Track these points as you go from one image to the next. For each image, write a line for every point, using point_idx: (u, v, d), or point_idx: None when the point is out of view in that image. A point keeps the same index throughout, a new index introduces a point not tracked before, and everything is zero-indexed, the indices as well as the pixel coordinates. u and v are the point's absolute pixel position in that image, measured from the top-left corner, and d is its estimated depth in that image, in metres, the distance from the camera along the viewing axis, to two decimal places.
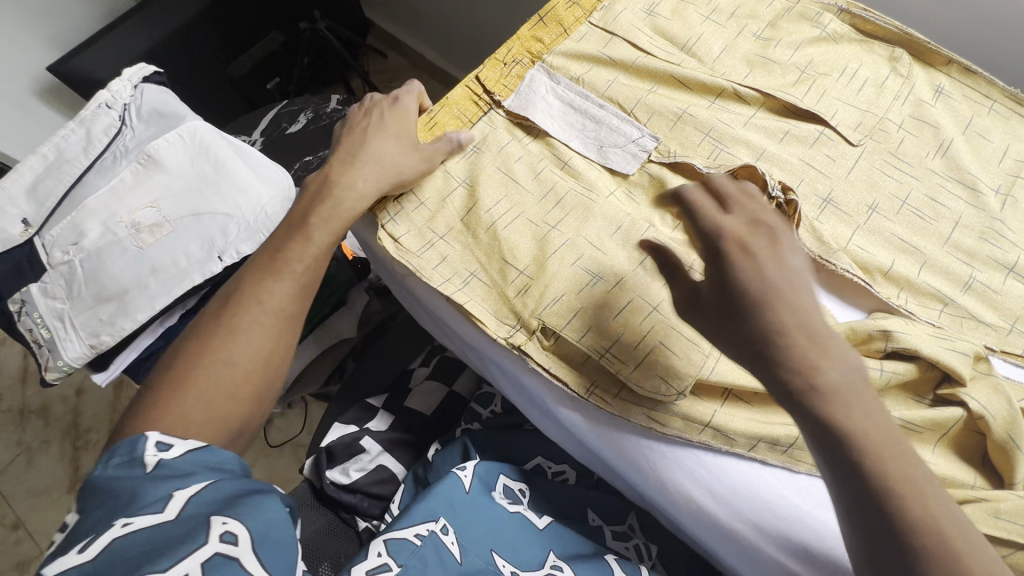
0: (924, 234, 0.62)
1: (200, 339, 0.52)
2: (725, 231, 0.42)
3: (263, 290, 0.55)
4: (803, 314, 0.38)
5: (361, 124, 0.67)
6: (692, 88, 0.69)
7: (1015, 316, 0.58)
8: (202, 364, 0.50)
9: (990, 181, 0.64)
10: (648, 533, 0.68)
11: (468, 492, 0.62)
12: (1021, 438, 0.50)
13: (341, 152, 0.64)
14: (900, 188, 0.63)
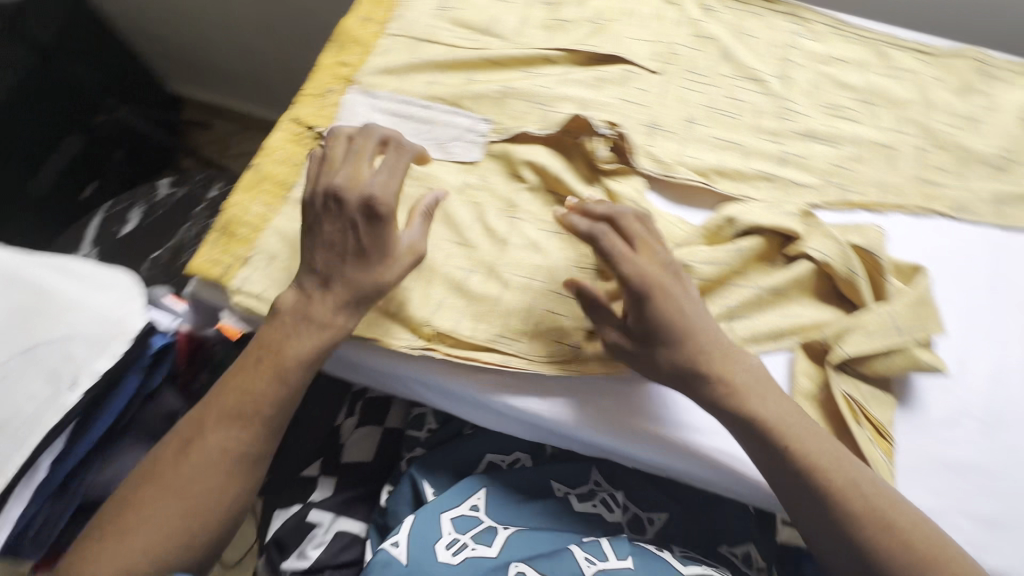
0: (736, 129, 0.70)
1: (152, 470, 0.53)
2: (647, 273, 0.53)
3: (210, 439, 0.54)
4: (715, 337, 0.54)
5: (334, 246, 0.57)
6: (504, 65, 0.72)
7: (825, 172, 0.67)
8: (143, 504, 0.52)
9: (770, 70, 0.73)
10: (613, 482, 0.71)
11: (405, 563, 0.58)
12: (857, 268, 0.59)
13: (297, 300, 0.56)
14: (704, 98, 0.71)
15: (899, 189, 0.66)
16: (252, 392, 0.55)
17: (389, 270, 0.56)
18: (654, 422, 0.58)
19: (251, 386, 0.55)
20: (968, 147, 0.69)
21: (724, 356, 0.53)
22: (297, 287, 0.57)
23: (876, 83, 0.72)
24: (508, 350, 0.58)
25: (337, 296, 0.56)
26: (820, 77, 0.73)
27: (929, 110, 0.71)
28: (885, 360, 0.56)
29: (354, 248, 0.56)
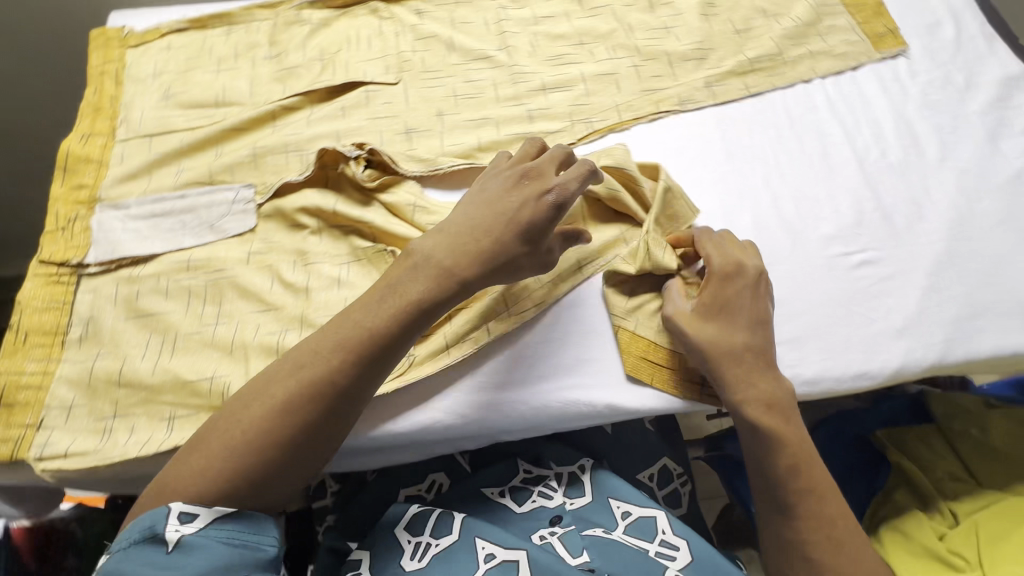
0: (483, 107, 0.75)
1: (288, 367, 0.52)
2: (704, 297, 0.61)
3: (334, 366, 0.51)
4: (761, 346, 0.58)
5: (499, 208, 0.57)
6: (248, 128, 0.72)
7: (569, 114, 0.74)
8: (253, 422, 0.49)
9: (492, 45, 0.80)
10: (539, 462, 0.75)
11: None
12: (614, 185, 0.66)
13: (458, 241, 0.56)
14: (445, 90, 0.76)
15: (631, 105, 0.75)
16: (388, 320, 0.53)
17: (514, 275, 0.57)
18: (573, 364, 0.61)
19: (396, 300, 0.54)
20: (670, 50, 0.79)
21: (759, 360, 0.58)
22: (493, 234, 0.56)
23: (581, 26, 0.81)
24: None
25: (491, 255, 0.56)
26: (535, 37, 0.80)
27: (630, 32, 0.81)
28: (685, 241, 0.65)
29: (532, 241, 0.56)
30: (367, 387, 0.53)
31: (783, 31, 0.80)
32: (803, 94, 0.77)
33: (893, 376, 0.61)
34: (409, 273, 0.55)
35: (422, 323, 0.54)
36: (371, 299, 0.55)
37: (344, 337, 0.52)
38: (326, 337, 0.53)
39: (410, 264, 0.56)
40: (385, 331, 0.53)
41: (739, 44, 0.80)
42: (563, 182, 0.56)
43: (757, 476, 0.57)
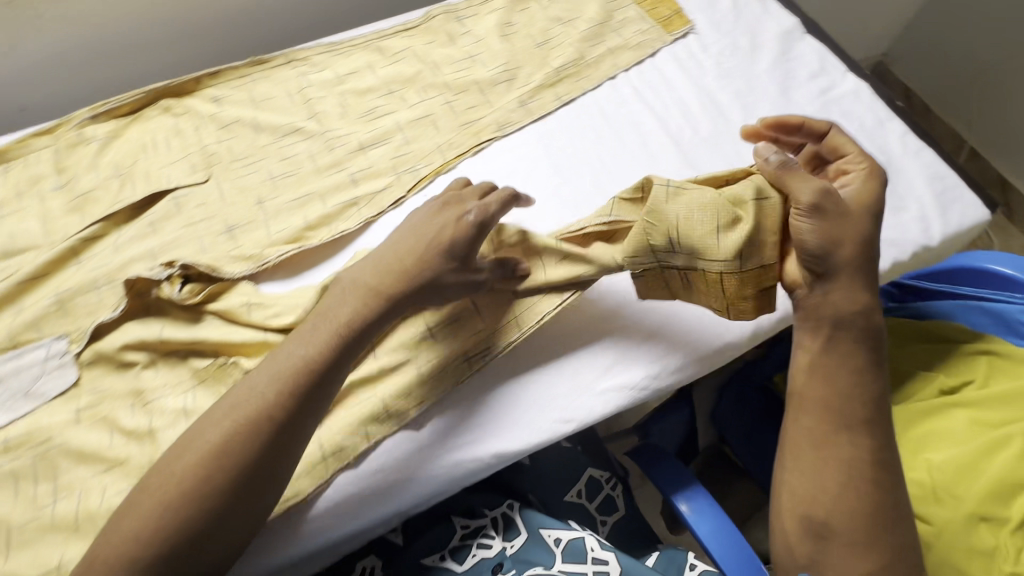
0: (304, 182, 0.72)
1: (223, 409, 0.50)
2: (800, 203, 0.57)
3: (269, 400, 0.50)
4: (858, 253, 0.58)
5: (431, 237, 0.59)
6: (47, 272, 0.65)
7: (393, 167, 0.73)
8: (186, 473, 0.47)
9: (300, 116, 0.77)
10: (472, 513, 0.71)
11: None
12: None
13: (382, 266, 0.58)
14: (261, 174, 0.73)
15: (452, 143, 0.75)
16: (319, 349, 0.53)
17: (440, 296, 0.59)
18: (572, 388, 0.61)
19: (317, 336, 0.54)
20: (479, 78, 0.80)
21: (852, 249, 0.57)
22: (416, 257, 0.58)
23: (386, 75, 0.80)
24: None
25: (416, 275, 0.57)
26: (343, 97, 0.78)
27: (436, 69, 0.80)
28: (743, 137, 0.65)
29: (462, 256, 0.58)
30: (307, 418, 0.52)
31: (580, 35, 0.83)
32: (612, 90, 0.80)
33: (745, 341, 0.65)
34: (342, 299, 0.56)
35: (353, 347, 0.54)
36: (297, 335, 0.54)
37: (279, 370, 0.52)
38: (256, 377, 0.52)
39: (336, 296, 0.57)
40: (315, 363, 0.52)
41: (543, 56, 0.82)
42: (482, 204, 0.60)
43: (817, 387, 0.55)
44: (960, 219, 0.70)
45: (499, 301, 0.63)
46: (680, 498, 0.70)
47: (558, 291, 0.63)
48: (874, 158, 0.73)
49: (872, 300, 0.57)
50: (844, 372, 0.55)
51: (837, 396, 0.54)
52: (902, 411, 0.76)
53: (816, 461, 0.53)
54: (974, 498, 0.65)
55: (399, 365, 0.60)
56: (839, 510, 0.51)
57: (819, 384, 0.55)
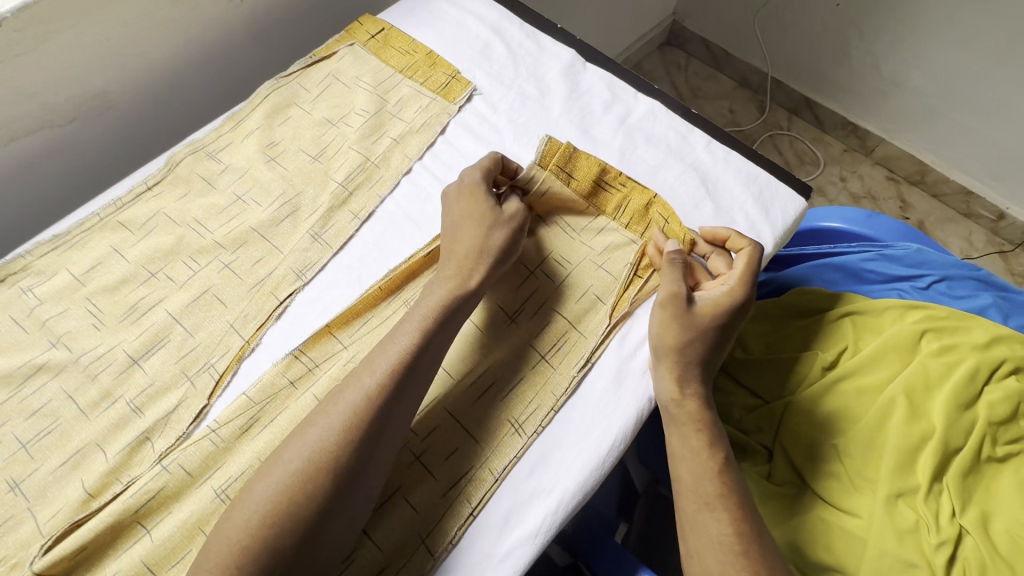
0: (68, 435, 0.56)
1: (235, 507, 0.47)
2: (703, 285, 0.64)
3: (319, 451, 0.48)
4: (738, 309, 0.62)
5: (466, 212, 0.63)
6: None
7: (182, 372, 0.59)
8: (217, 560, 0.45)
9: (39, 346, 0.60)
10: None
11: None
12: (252, 444, 0.55)
13: (407, 322, 0.56)
14: (5, 447, 0.56)
15: (247, 314, 0.62)
16: (325, 452, 0.48)
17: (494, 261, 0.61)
18: (526, 510, 0.55)
19: (318, 432, 0.49)
20: (256, 222, 0.67)
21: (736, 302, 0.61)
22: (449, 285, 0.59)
23: (139, 255, 0.65)
24: None
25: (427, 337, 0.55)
26: (89, 302, 0.62)
27: (202, 227, 0.67)
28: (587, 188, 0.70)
29: (495, 210, 0.63)
30: (330, 512, 0.47)
31: (358, 134, 0.73)
32: (412, 187, 0.71)
33: (636, 425, 0.59)
34: (323, 424, 0.50)
35: (394, 419, 0.52)
36: (301, 435, 0.50)
37: (282, 476, 0.47)
38: (263, 484, 0.48)
39: (327, 406, 0.51)
40: (337, 446, 0.49)
41: (324, 171, 0.71)
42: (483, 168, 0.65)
43: (688, 478, 0.55)
44: (784, 216, 0.70)
45: (393, 527, 0.53)
46: None
47: (517, 390, 0.59)
48: (691, 178, 0.71)
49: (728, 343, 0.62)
50: (708, 456, 0.56)
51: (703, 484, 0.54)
52: (799, 403, 0.75)
53: (694, 547, 0.52)
54: (885, 479, 0.66)
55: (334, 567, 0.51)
56: None
57: (692, 468, 0.55)
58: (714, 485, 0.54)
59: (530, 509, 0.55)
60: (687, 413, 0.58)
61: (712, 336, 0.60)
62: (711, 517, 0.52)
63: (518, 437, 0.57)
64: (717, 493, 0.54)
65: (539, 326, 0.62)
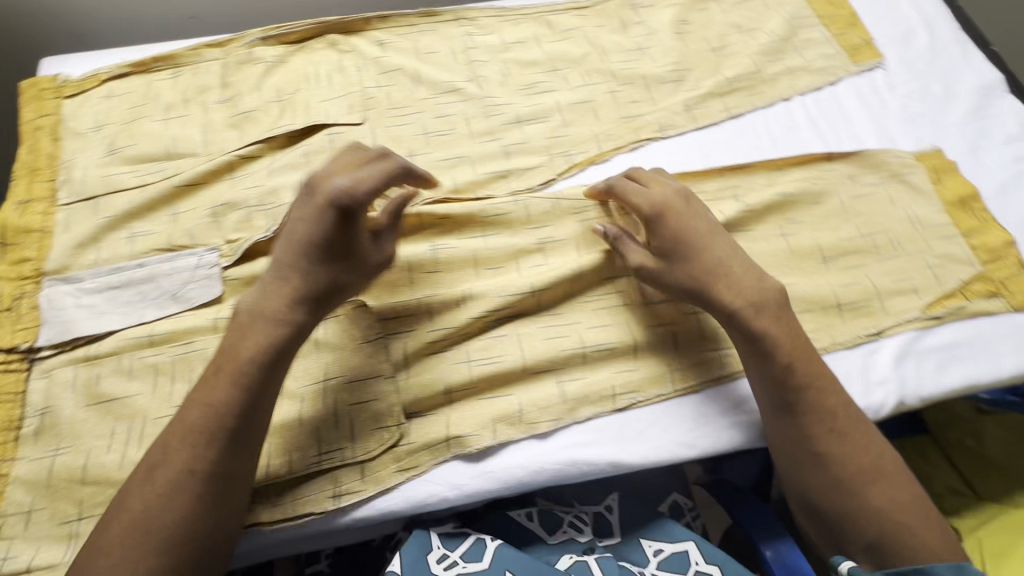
0: (455, 143, 0.71)
1: (137, 499, 0.48)
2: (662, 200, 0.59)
3: (229, 364, 0.51)
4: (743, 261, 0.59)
5: (306, 233, 0.54)
6: (204, 182, 0.67)
7: (547, 147, 0.71)
8: (140, 509, 0.47)
9: (461, 76, 0.76)
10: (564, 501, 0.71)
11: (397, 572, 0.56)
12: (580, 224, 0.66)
13: (282, 284, 0.54)
14: (413, 127, 0.72)
15: (610, 134, 0.72)
16: (242, 380, 0.51)
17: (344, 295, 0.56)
18: (584, 410, 0.58)
19: (251, 340, 0.52)
20: (646, 73, 0.76)
21: (750, 273, 0.58)
22: (295, 237, 0.54)
23: (551, 51, 0.78)
24: (348, 463, 0.55)
25: (304, 273, 0.54)
26: (506, 65, 0.77)
27: (605, 55, 0.77)
28: (947, 197, 0.69)
29: (359, 246, 0.55)
30: (245, 394, 0.51)
31: (759, 48, 0.78)
32: (784, 113, 0.75)
33: (896, 408, 0.59)
34: (255, 328, 0.53)
35: (306, 307, 0.54)
36: (236, 329, 0.53)
37: (239, 392, 0.51)
38: (197, 413, 0.50)
39: (236, 327, 0.53)
40: (242, 360, 0.51)
41: (717, 62, 0.78)
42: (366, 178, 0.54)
43: (778, 438, 0.56)
44: None
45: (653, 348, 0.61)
46: (767, 541, 0.68)
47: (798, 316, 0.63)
48: None
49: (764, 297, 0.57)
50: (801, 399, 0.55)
51: (811, 424, 0.55)
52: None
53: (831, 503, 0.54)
54: None
55: (408, 359, 0.59)
56: (886, 522, 0.52)
57: (788, 431, 0.55)
58: (831, 416, 0.55)
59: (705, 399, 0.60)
60: (771, 369, 0.55)
61: (744, 328, 0.56)
62: (818, 448, 0.54)
63: None
64: (804, 442, 0.55)
65: (846, 278, 0.65)
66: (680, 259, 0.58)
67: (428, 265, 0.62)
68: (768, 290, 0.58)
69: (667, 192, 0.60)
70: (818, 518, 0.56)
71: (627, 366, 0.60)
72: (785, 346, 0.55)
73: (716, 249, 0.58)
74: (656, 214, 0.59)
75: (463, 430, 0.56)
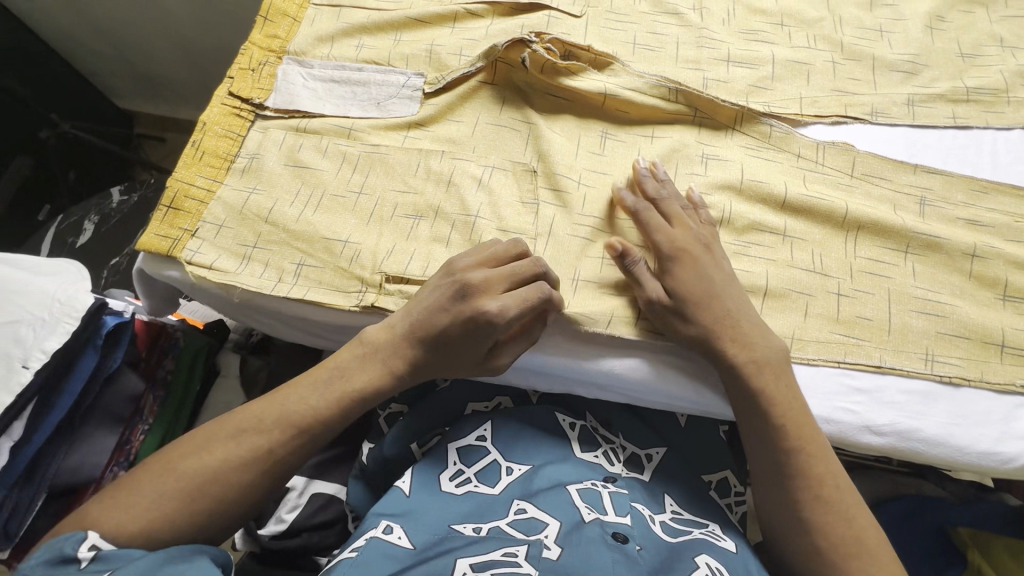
0: (660, 61, 0.72)
1: (268, 399, 0.54)
2: (676, 240, 0.58)
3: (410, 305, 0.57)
4: (738, 303, 0.57)
5: (435, 321, 0.55)
6: (429, 22, 0.73)
7: (745, 93, 0.70)
8: (253, 415, 0.53)
9: (687, 3, 0.76)
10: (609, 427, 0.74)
11: (409, 492, 0.61)
12: (757, 174, 0.65)
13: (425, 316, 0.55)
14: (626, 35, 0.73)
15: (816, 101, 0.69)
16: (420, 321, 0.55)
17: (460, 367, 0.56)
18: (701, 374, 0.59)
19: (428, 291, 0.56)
20: (878, 55, 0.72)
21: (751, 322, 0.56)
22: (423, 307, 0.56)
23: (785, 6, 0.75)
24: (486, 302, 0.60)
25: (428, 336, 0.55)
26: (734, 6, 0.75)
27: (840, 25, 0.74)
28: None
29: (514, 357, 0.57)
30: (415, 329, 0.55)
31: (1019, 67, 0.71)
32: (1018, 141, 0.68)
33: None
34: (435, 287, 0.56)
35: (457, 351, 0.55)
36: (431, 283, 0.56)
37: (408, 322, 0.56)
38: (406, 325, 0.56)
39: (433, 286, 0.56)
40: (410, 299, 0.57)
41: (961, 68, 0.71)
42: (501, 310, 0.53)
43: (783, 508, 0.54)
44: None
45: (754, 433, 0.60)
46: None
47: (955, 339, 0.58)
48: None
49: (770, 351, 0.55)
50: (829, 489, 0.53)
51: (801, 488, 0.53)
52: None
53: (795, 554, 0.54)
54: None
55: (565, 223, 0.63)
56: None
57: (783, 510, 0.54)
58: (818, 479, 0.53)
59: (823, 387, 0.57)
60: (816, 459, 0.53)
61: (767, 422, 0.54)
62: (797, 512, 0.53)
63: (922, 363, 0.57)
64: (807, 501, 0.53)
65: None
66: (728, 330, 0.55)
67: (595, 146, 0.67)
68: (785, 363, 0.56)
69: (688, 238, 0.59)
70: (786, 549, 0.55)
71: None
72: (785, 409, 0.54)
73: (744, 321, 0.56)
74: (668, 255, 0.57)
75: (579, 311, 0.59)
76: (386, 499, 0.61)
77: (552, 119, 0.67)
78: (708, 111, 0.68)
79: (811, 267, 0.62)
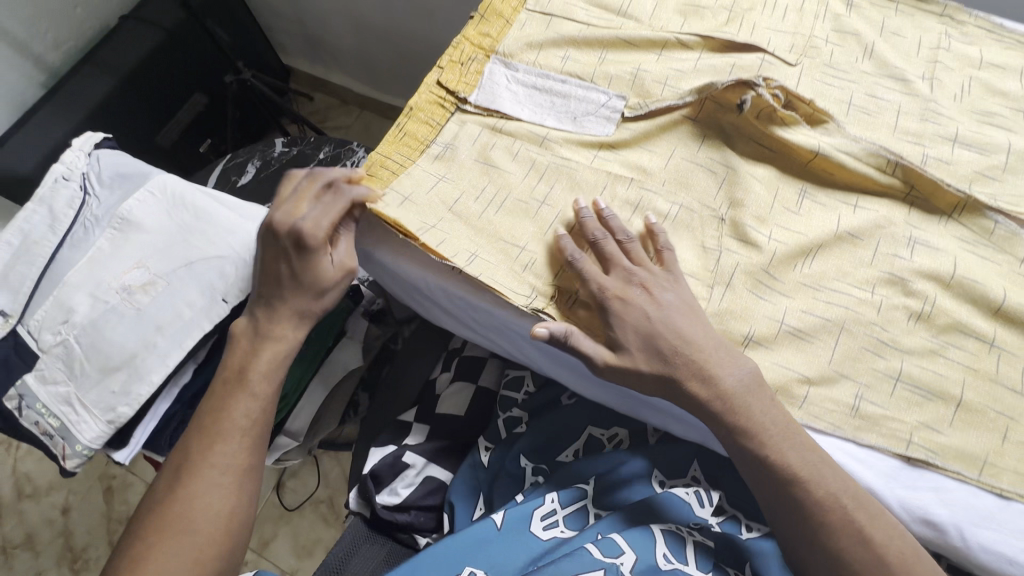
0: (876, 127, 0.67)
1: (164, 480, 0.58)
2: (608, 288, 0.58)
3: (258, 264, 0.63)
4: (685, 336, 0.56)
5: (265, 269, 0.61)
6: (638, 45, 0.72)
7: (969, 179, 0.64)
8: (175, 472, 0.58)
9: (915, 70, 0.70)
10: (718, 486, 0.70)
11: (500, 526, 0.63)
12: (972, 271, 0.59)
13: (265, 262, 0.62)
14: (842, 93, 0.69)
15: None
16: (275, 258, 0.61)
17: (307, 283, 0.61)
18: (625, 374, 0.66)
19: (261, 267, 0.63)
20: None
21: (714, 358, 0.55)
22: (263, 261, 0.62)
23: None
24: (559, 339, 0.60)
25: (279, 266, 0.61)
26: (970, 82, 0.69)
27: None
28: None
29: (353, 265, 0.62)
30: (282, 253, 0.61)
31: None
32: None
33: None
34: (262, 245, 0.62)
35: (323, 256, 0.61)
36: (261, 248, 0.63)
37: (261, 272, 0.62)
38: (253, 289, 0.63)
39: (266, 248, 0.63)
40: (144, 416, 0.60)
41: None
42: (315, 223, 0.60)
43: None
44: None
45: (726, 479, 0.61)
46: None
47: None
48: None
49: (737, 379, 0.55)
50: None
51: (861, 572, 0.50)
52: None
53: None
54: None
55: (744, 276, 0.61)
56: None
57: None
58: (815, 507, 0.52)
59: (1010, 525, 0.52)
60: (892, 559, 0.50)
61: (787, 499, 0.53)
62: None
63: None
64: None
65: None
66: (697, 369, 0.55)
67: (790, 204, 0.63)
68: (757, 391, 0.55)
69: (617, 285, 0.59)
70: None
71: (937, 425, 0.55)
72: (813, 497, 0.52)
73: (709, 347, 0.56)
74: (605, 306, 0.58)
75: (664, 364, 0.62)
76: (479, 528, 0.63)
77: (751, 167, 0.65)
78: (925, 192, 0.63)
79: (1017, 386, 0.56)
